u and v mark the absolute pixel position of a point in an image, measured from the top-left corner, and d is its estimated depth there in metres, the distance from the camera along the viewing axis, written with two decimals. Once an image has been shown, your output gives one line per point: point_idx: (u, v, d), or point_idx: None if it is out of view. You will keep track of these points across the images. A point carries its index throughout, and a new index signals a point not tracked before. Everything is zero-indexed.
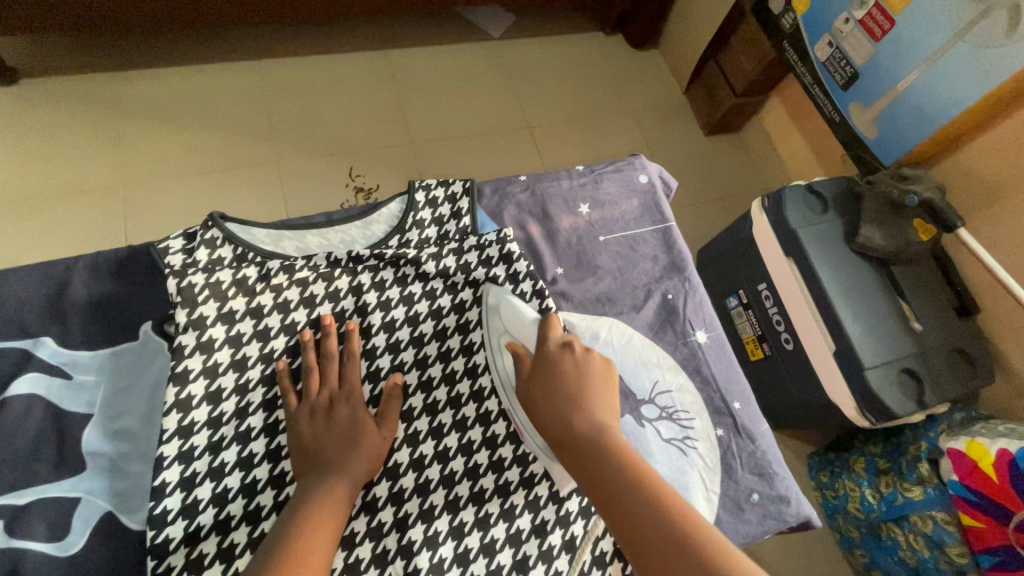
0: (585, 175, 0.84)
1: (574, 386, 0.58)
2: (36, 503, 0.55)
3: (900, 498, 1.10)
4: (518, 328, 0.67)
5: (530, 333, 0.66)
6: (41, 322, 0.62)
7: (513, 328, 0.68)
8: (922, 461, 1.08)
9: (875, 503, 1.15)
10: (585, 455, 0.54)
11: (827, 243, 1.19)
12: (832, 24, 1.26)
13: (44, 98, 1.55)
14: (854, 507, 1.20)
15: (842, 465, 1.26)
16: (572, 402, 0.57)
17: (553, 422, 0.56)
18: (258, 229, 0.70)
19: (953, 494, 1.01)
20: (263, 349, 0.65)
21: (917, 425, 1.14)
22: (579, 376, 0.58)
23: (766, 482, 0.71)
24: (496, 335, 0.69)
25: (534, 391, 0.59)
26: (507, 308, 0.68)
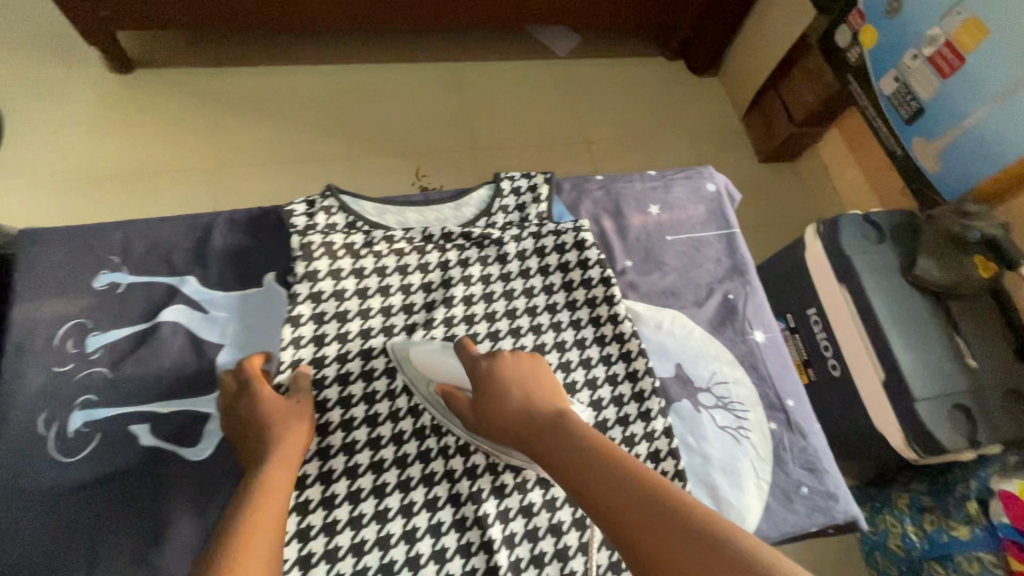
0: (657, 179, 0.91)
1: (520, 391, 0.63)
2: (175, 415, 0.65)
3: (944, 536, 1.10)
4: (433, 368, 0.68)
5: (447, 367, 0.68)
6: (187, 264, 0.72)
7: (436, 373, 0.69)
8: (969, 500, 1.09)
9: (917, 540, 1.15)
10: (546, 439, 0.58)
11: (881, 273, 1.21)
12: (899, 59, 1.28)
13: (159, 88, 1.76)
14: (895, 544, 1.20)
15: (884, 501, 1.25)
16: (524, 401, 0.62)
17: (509, 417, 0.62)
18: (366, 202, 0.80)
19: (1002, 536, 1.02)
20: (361, 305, 0.73)
21: (967, 466, 1.13)
22: (523, 376, 0.64)
23: (816, 477, 0.75)
24: (422, 384, 0.69)
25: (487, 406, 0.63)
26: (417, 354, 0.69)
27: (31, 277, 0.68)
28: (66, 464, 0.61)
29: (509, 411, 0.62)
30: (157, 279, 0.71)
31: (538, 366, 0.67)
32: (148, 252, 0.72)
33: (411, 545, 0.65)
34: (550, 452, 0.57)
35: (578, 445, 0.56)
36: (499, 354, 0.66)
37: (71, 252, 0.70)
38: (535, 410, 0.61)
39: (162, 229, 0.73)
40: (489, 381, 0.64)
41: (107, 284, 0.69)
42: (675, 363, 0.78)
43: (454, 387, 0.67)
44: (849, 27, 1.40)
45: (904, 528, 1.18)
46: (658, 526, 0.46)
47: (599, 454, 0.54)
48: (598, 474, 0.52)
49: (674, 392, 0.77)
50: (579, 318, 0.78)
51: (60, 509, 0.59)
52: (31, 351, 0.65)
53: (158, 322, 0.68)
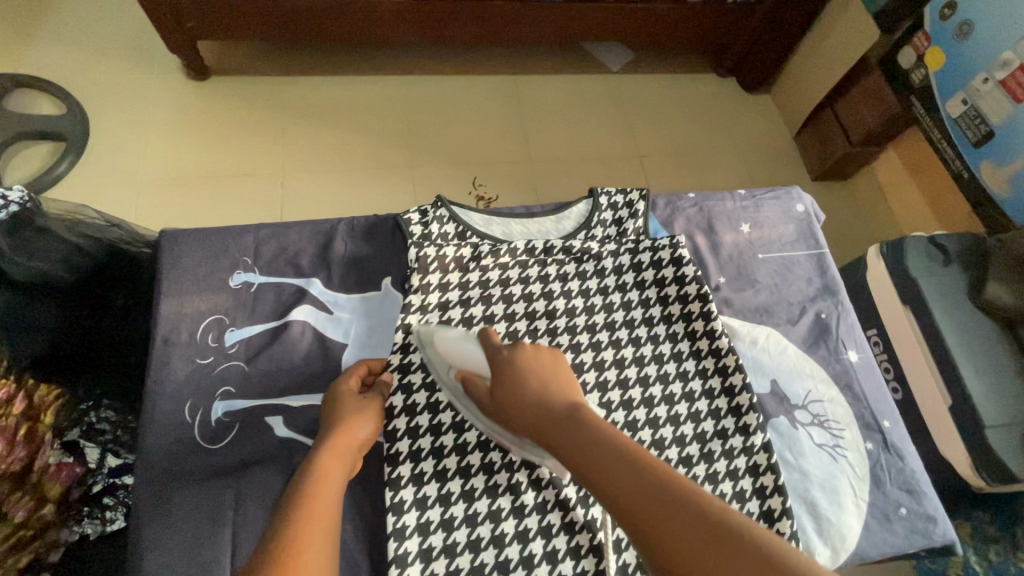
0: (747, 198, 0.93)
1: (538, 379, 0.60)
2: (303, 408, 0.69)
3: (1013, 568, 1.08)
4: (457, 354, 0.66)
5: (470, 356, 0.65)
6: (312, 267, 0.77)
7: (456, 359, 0.66)
8: None
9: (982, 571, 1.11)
10: (563, 427, 0.55)
11: (950, 297, 1.20)
12: (968, 83, 1.32)
13: (232, 95, 1.84)
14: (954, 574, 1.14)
15: None
16: (539, 389, 0.59)
17: (527, 403, 0.58)
18: (473, 213, 0.83)
19: None
20: (467, 314, 0.76)
21: None
22: (542, 366, 0.61)
23: (915, 499, 0.75)
24: (441, 368, 0.68)
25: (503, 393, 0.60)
26: (441, 344, 0.67)
27: (175, 275, 0.73)
28: (210, 450, 0.66)
29: (524, 400, 0.59)
30: (286, 280, 0.75)
31: (557, 358, 0.63)
32: (275, 255, 0.77)
33: (525, 545, 0.66)
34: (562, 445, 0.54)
35: (594, 436, 0.53)
36: (522, 346, 0.62)
37: (208, 252, 0.75)
38: (549, 401, 0.58)
39: (288, 234, 0.78)
40: (503, 373, 0.61)
41: (241, 283, 0.74)
42: (770, 380, 0.80)
43: (473, 375, 0.64)
44: (914, 49, 1.44)
45: (966, 558, 1.12)
46: (670, 519, 0.45)
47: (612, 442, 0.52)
48: (612, 466, 0.50)
49: (770, 408, 0.78)
50: (674, 333, 0.79)
51: (204, 491, 0.63)
52: (176, 344, 0.70)
53: (288, 320, 0.73)
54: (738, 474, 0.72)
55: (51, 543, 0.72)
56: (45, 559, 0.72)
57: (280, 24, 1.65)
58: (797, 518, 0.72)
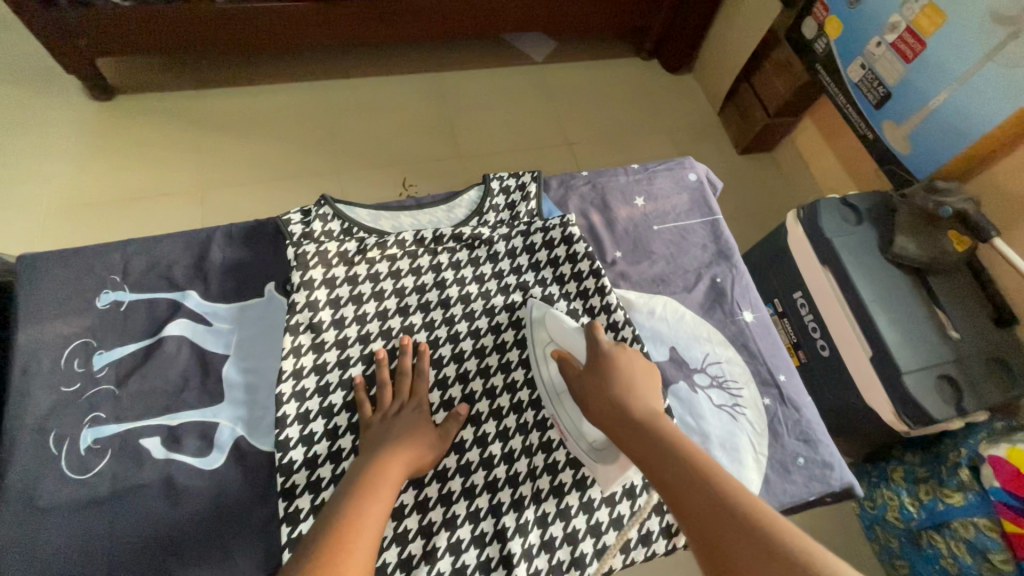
0: (640, 171, 0.94)
1: (625, 382, 0.64)
2: (185, 426, 0.66)
3: (940, 505, 1.13)
4: (563, 337, 0.73)
5: (577, 342, 0.71)
6: (188, 279, 0.74)
7: (559, 338, 0.74)
8: (962, 467, 1.12)
9: (914, 511, 1.18)
10: (641, 433, 0.59)
11: (862, 253, 1.24)
12: (864, 47, 1.38)
13: (140, 113, 1.76)
14: (893, 517, 1.22)
15: (880, 475, 1.29)
16: (628, 391, 0.63)
17: (610, 406, 0.62)
18: (360, 209, 0.81)
19: (996, 501, 1.04)
20: (357, 311, 0.74)
21: (956, 435, 1.17)
22: (635, 371, 0.65)
23: (811, 447, 0.77)
24: (542, 345, 0.74)
25: (590, 390, 0.65)
26: (552, 321, 0.74)
27: (32, 300, 0.68)
28: (79, 480, 0.62)
29: (615, 392, 0.63)
30: (158, 296, 0.72)
31: (649, 368, 0.68)
32: (148, 271, 0.73)
33: (428, 539, 0.65)
34: (642, 441, 0.58)
35: (672, 451, 0.56)
36: (624, 348, 0.68)
37: (71, 274, 0.71)
38: (638, 399, 0.62)
39: (160, 247, 0.75)
40: (607, 364, 0.65)
41: (108, 303, 0.70)
42: (669, 347, 0.81)
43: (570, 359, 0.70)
44: (815, 19, 1.51)
45: (901, 501, 1.21)
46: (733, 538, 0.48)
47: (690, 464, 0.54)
48: (687, 475, 0.53)
49: (670, 374, 0.79)
50: (572, 311, 0.79)
51: (76, 524, 0.60)
52: (37, 373, 0.66)
53: (161, 337, 0.69)
54: None
55: None
56: None
57: (179, 37, 1.58)
58: None
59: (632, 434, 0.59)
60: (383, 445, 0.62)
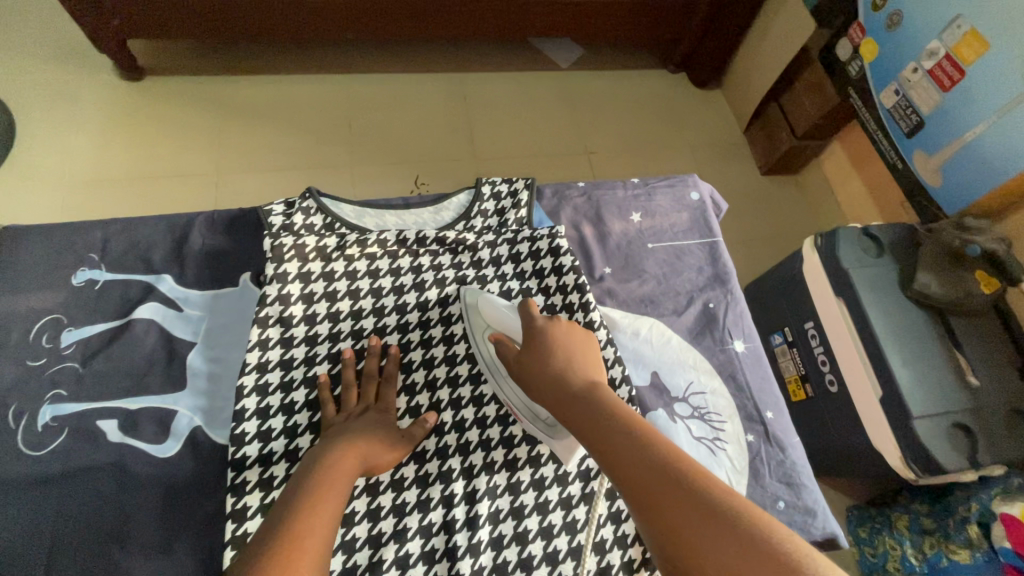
0: (639, 187, 0.90)
1: (562, 352, 0.61)
2: (144, 411, 0.66)
3: (944, 560, 1.07)
4: (497, 320, 0.70)
5: (513, 323, 0.68)
6: (165, 263, 0.73)
7: (495, 323, 0.70)
8: (971, 523, 1.05)
9: (916, 564, 1.11)
10: (575, 395, 0.56)
11: (878, 287, 1.17)
12: (899, 72, 1.31)
13: (165, 95, 1.79)
14: (894, 567, 1.17)
15: (883, 521, 1.22)
16: (566, 360, 0.60)
17: (546, 374, 0.59)
18: (345, 204, 0.80)
19: (1004, 562, 0.97)
20: (330, 308, 0.73)
21: (968, 486, 1.09)
22: (567, 340, 0.63)
23: (795, 492, 0.72)
24: (480, 329, 0.72)
25: (529, 363, 0.62)
26: (484, 304, 0.71)
27: (13, 272, 0.69)
28: (33, 457, 0.62)
29: (545, 365, 0.60)
30: (134, 278, 0.72)
31: (590, 339, 0.64)
32: (127, 252, 0.73)
33: (375, 550, 0.63)
34: (574, 407, 0.56)
35: (601, 407, 0.54)
36: (558, 320, 0.65)
37: (52, 249, 0.71)
38: (571, 367, 0.60)
39: (142, 229, 0.74)
40: (535, 344, 0.62)
41: (84, 281, 0.70)
42: (651, 372, 0.77)
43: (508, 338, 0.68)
44: (850, 40, 1.45)
45: (903, 551, 1.15)
46: (649, 479, 0.46)
47: (619, 417, 0.52)
48: (615, 431, 0.51)
49: (650, 401, 0.75)
50: None
51: (26, 501, 0.60)
52: (5, 346, 0.66)
53: (131, 319, 0.69)
54: None
55: None
56: None
57: (206, 22, 1.61)
58: None
59: (569, 401, 0.56)
60: (339, 443, 0.59)
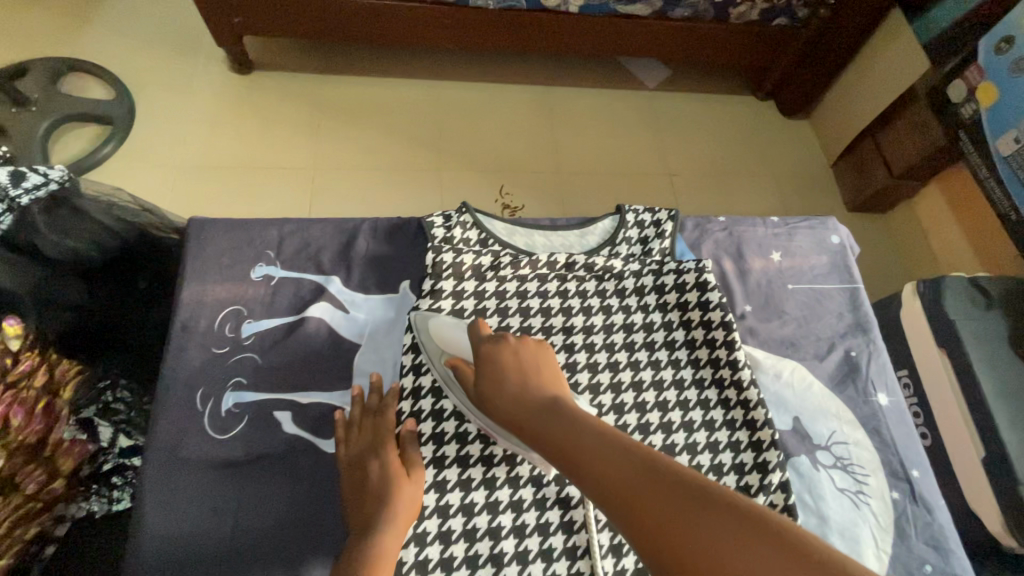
0: (780, 226, 0.90)
1: (520, 375, 0.60)
2: (314, 406, 0.69)
3: None
4: (449, 340, 0.68)
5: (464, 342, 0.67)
6: (333, 264, 0.77)
7: (450, 346, 0.68)
8: None
9: None
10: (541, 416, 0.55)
11: (991, 345, 1.12)
12: (1021, 121, 1.30)
13: (270, 90, 1.88)
14: None
15: None
16: (524, 380, 0.59)
17: (510, 403, 0.58)
18: (497, 221, 0.82)
19: None
20: (481, 324, 0.75)
21: None
22: (525, 359, 0.61)
23: (942, 556, 0.70)
24: (436, 357, 0.68)
25: (489, 394, 0.60)
26: (435, 327, 0.69)
27: (201, 262, 0.74)
28: (219, 441, 0.66)
29: (507, 392, 0.59)
30: (306, 276, 0.76)
31: (541, 351, 0.63)
32: (299, 251, 0.77)
33: (524, 566, 0.63)
34: (542, 426, 0.54)
35: (569, 421, 0.53)
36: (506, 338, 0.63)
37: (233, 244, 0.76)
38: (534, 388, 0.58)
39: (313, 230, 0.79)
40: (489, 366, 0.61)
41: (262, 276, 0.75)
42: (793, 417, 0.76)
43: (463, 362, 0.65)
44: (966, 82, 1.44)
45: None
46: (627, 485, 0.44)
47: (587, 427, 0.51)
48: (582, 442, 0.50)
49: (791, 446, 0.75)
50: (696, 359, 0.77)
51: (211, 480, 0.64)
52: (194, 331, 0.70)
53: (305, 315, 0.73)
54: None
55: (58, 518, 0.76)
56: (52, 533, 0.75)
57: (322, 24, 1.68)
58: None
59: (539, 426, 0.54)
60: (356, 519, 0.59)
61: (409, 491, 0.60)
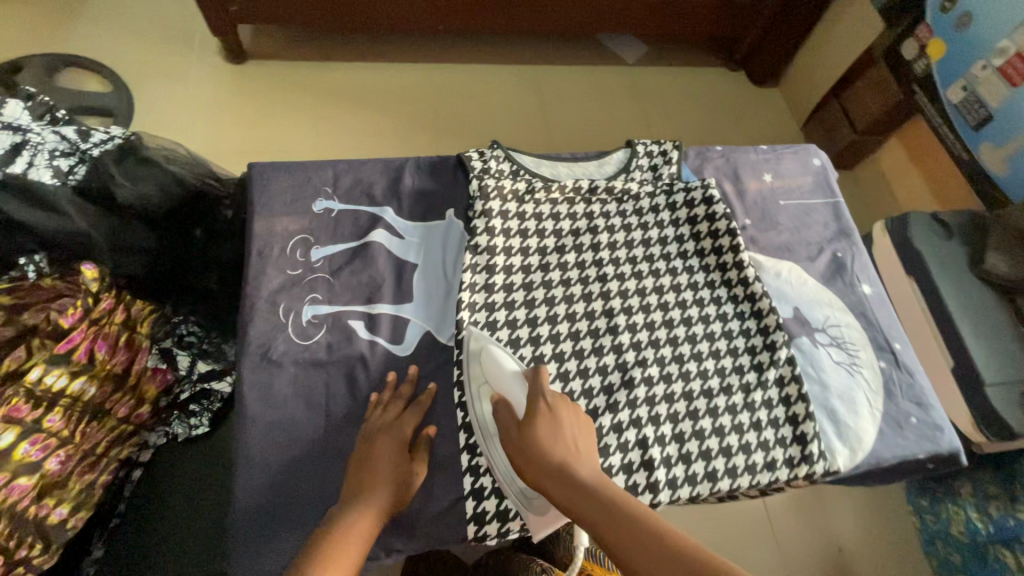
0: (769, 152, 1.02)
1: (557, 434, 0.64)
2: (383, 316, 0.78)
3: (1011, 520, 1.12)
4: (498, 379, 0.71)
5: (513, 386, 0.70)
6: (384, 198, 0.86)
7: (495, 380, 0.71)
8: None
9: (981, 525, 1.15)
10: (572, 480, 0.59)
11: (952, 268, 1.25)
12: (968, 70, 1.44)
13: (268, 78, 1.93)
14: (958, 531, 1.20)
15: (945, 490, 1.24)
16: (559, 437, 0.63)
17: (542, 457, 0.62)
18: (526, 156, 0.92)
19: None
20: (521, 243, 0.84)
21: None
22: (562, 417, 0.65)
23: (924, 410, 0.84)
24: (477, 383, 0.72)
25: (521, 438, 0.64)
26: (489, 358, 0.73)
27: (267, 199, 0.82)
28: (303, 345, 0.74)
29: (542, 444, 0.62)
30: (362, 208, 0.85)
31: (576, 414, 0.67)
32: (354, 189, 0.86)
33: None
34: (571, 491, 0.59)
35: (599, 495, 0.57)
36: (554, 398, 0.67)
37: (293, 183, 0.84)
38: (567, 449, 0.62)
39: (363, 169, 0.87)
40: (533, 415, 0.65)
41: (323, 209, 0.83)
42: (793, 307, 0.89)
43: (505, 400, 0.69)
44: (917, 40, 1.57)
45: (966, 515, 1.18)
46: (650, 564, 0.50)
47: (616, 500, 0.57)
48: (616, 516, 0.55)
49: (795, 330, 0.87)
50: (707, 265, 0.88)
51: (300, 380, 0.73)
52: (269, 257, 0.79)
53: (369, 239, 0.82)
54: (767, 385, 0.80)
55: (143, 443, 0.86)
56: (137, 456, 0.85)
57: (317, 10, 1.74)
58: (819, 423, 0.80)
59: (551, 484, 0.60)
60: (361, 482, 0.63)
61: (405, 475, 0.65)
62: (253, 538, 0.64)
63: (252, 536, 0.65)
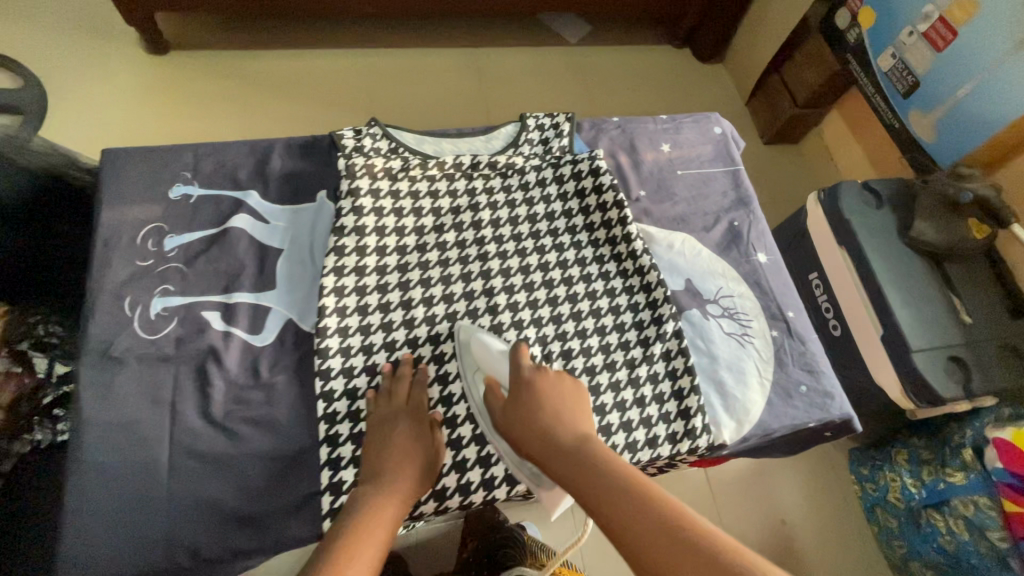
0: (668, 122, 0.99)
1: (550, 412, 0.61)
2: (240, 305, 0.74)
3: (942, 483, 1.11)
4: (488, 361, 0.71)
5: (501, 365, 0.70)
6: (249, 181, 0.82)
7: (486, 365, 0.72)
8: (965, 448, 1.10)
9: (915, 490, 1.16)
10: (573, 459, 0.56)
11: (880, 234, 1.22)
12: (896, 36, 1.31)
13: (187, 67, 1.82)
14: (894, 497, 1.21)
15: (884, 458, 1.25)
16: (554, 415, 0.61)
17: (536, 437, 0.60)
18: (406, 133, 0.88)
19: (998, 481, 1.03)
20: (396, 223, 0.80)
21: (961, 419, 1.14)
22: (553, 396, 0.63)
23: (815, 377, 0.82)
24: (470, 371, 0.72)
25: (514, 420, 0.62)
26: (477, 344, 0.72)
27: (115, 186, 0.77)
28: (150, 340, 0.70)
29: (535, 423, 0.61)
30: (224, 193, 0.80)
31: (575, 392, 0.65)
32: (217, 173, 0.81)
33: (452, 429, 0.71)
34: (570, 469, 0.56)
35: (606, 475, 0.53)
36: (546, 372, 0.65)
37: (146, 169, 0.79)
38: (562, 428, 0.60)
39: (228, 153, 0.82)
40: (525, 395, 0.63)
41: (180, 195, 0.78)
42: (685, 279, 0.86)
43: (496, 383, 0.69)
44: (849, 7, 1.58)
45: (903, 481, 1.19)
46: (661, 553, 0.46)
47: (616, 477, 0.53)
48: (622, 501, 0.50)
49: (684, 302, 0.84)
50: (596, 239, 0.85)
51: (145, 375, 0.68)
52: (117, 247, 0.74)
53: (228, 226, 0.77)
54: (652, 359, 0.78)
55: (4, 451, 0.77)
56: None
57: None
58: (706, 396, 0.78)
59: (560, 466, 0.57)
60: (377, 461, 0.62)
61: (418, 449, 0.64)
62: (83, 545, 0.60)
63: (83, 544, 0.60)
